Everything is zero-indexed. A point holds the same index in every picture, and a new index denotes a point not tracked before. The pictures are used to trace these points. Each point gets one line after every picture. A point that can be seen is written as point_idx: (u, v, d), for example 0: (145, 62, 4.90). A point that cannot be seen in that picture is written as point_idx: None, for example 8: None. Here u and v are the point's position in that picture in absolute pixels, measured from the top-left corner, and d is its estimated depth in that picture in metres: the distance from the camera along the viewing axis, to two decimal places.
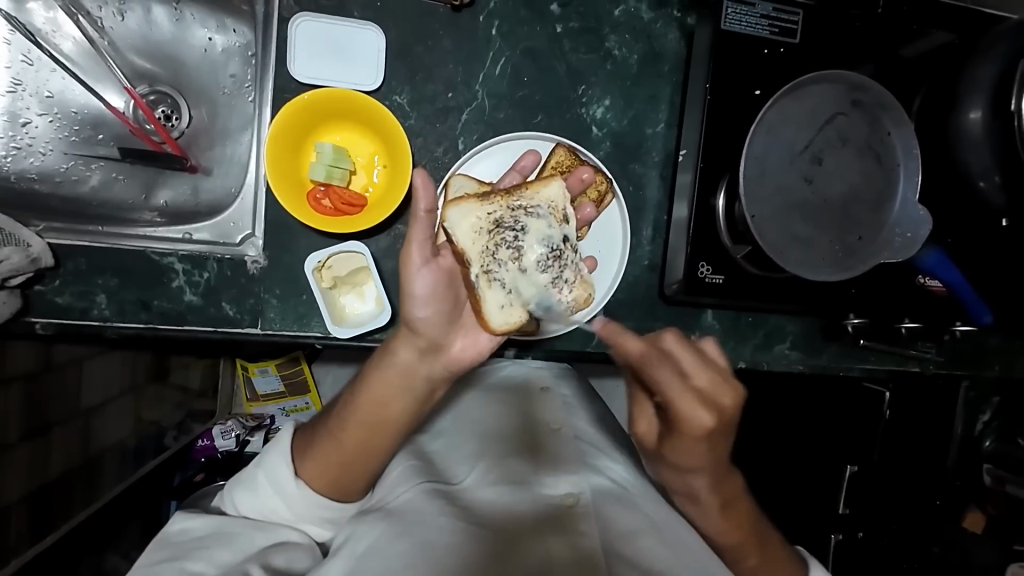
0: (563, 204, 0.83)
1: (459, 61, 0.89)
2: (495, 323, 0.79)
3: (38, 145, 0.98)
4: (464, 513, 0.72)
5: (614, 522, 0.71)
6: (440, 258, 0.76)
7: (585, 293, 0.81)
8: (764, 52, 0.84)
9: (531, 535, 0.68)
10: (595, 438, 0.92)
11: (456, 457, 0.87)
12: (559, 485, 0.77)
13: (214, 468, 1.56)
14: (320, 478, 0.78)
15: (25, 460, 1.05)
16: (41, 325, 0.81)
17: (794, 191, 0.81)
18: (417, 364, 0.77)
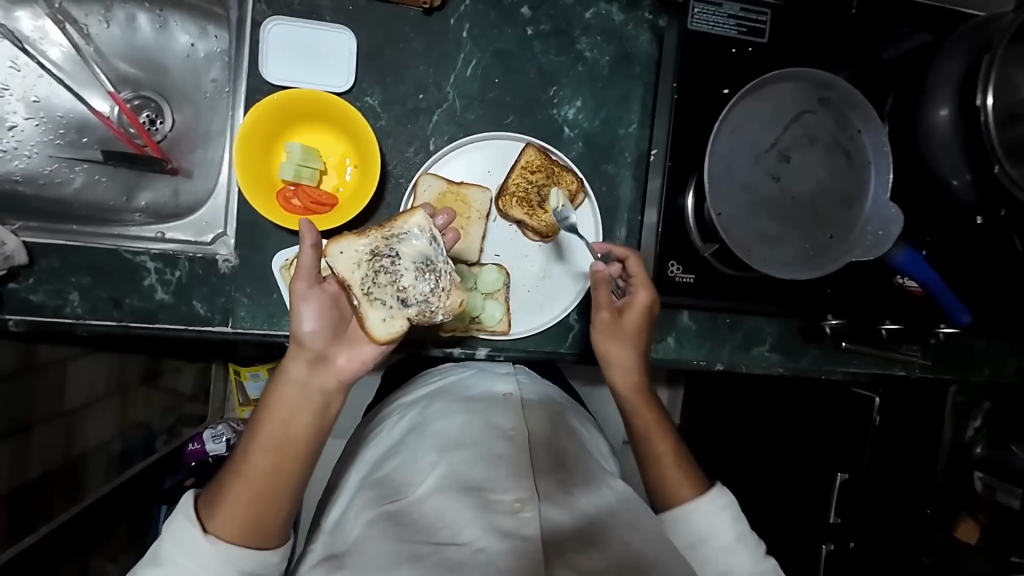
0: (430, 229, 0.79)
1: (430, 63, 0.90)
2: (379, 333, 0.74)
3: (24, 147, 1.01)
4: (419, 532, 0.64)
5: (559, 521, 0.63)
6: (326, 285, 0.74)
7: (462, 299, 0.77)
8: (732, 51, 0.84)
9: (483, 541, 0.60)
10: (552, 430, 0.80)
11: (411, 461, 0.75)
12: (501, 482, 0.67)
13: (202, 473, 1.57)
14: (235, 528, 0.68)
15: (6, 459, 1.06)
16: (13, 322, 0.81)
17: (763, 189, 0.79)
18: (304, 378, 0.72)
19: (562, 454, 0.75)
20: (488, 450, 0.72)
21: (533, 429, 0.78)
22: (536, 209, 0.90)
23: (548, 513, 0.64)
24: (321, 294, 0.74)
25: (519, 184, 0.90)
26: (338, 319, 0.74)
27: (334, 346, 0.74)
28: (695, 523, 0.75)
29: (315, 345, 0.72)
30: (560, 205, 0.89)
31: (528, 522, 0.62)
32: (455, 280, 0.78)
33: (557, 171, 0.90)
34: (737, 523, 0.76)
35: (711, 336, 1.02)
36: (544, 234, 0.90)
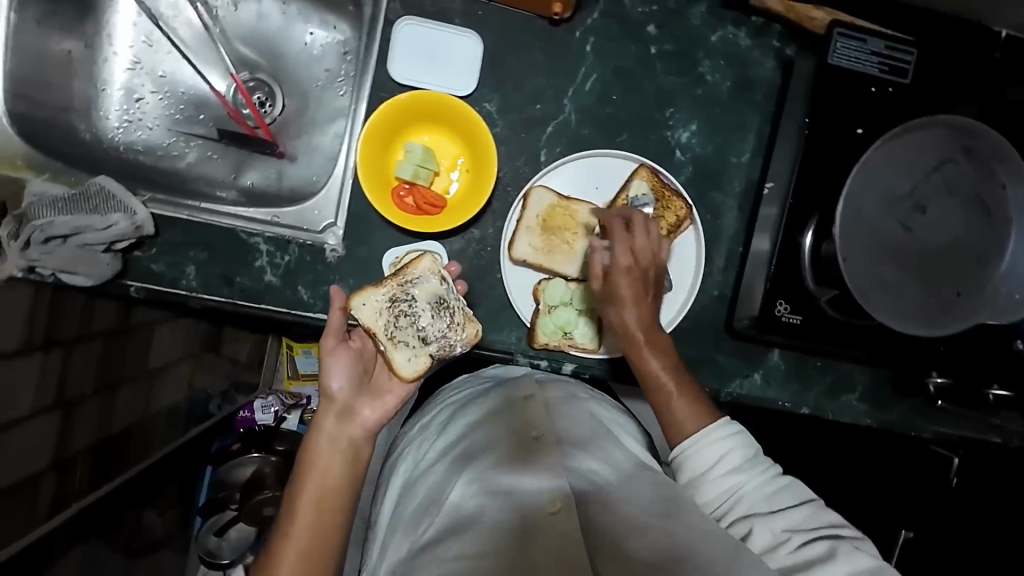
0: (440, 271, 0.83)
1: (551, 74, 0.89)
2: (405, 372, 0.80)
3: (147, 120, 1.04)
4: (451, 544, 0.60)
5: (595, 519, 0.59)
6: (349, 342, 0.81)
7: (476, 329, 0.82)
8: (871, 90, 0.81)
9: (521, 550, 0.57)
10: (579, 425, 0.76)
11: (434, 475, 0.73)
12: (532, 483, 0.63)
13: (251, 441, 1.64)
14: None
15: (95, 413, 1.12)
16: (134, 288, 0.86)
17: (894, 238, 0.76)
18: (334, 432, 0.78)
19: (597, 453, 0.70)
20: (515, 457, 0.68)
21: (560, 425, 0.74)
22: None
23: (584, 513, 0.60)
24: (349, 349, 0.80)
25: (628, 204, 0.88)
26: (361, 373, 0.81)
27: (356, 398, 0.80)
28: (705, 459, 0.71)
29: (342, 398, 0.79)
30: (640, 193, 0.88)
31: (565, 521, 0.58)
32: (467, 312, 0.84)
33: (667, 195, 0.89)
34: (752, 457, 0.71)
35: (798, 378, 0.99)
36: None
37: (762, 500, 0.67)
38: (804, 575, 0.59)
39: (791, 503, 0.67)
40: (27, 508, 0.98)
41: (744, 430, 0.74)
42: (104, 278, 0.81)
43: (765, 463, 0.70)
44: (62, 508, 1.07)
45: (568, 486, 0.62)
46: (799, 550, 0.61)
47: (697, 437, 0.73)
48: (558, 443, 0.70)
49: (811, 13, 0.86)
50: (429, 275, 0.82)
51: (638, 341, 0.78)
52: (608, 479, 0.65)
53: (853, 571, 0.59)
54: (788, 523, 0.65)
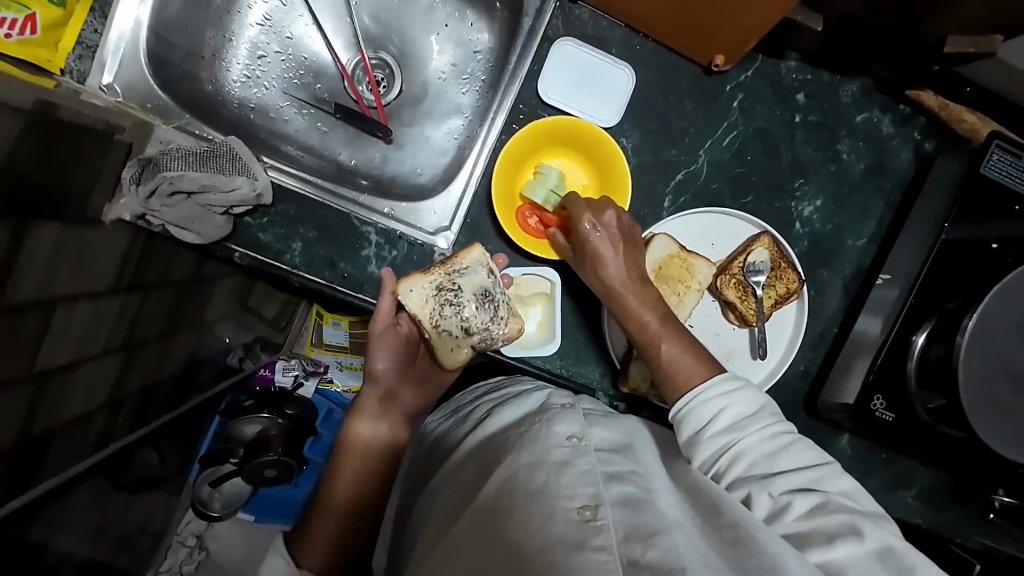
0: (490, 263, 0.81)
1: (694, 123, 0.89)
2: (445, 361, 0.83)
3: (265, 79, 1.03)
4: (489, 536, 0.55)
5: (633, 521, 0.53)
6: (398, 327, 0.83)
7: (519, 325, 0.81)
8: (1014, 207, 0.81)
9: (556, 553, 0.50)
10: (620, 437, 0.69)
11: (470, 466, 0.68)
12: (566, 484, 0.57)
13: (263, 401, 1.48)
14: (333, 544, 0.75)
15: (153, 357, 1.09)
16: (239, 255, 0.84)
17: (1014, 361, 0.75)
18: (378, 412, 0.85)
19: (631, 463, 0.63)
20: (547, 456, 0.62)
21: (599, 434, 0.68)
22: (750, 296, 0.88)
23: (621, 516, 0.54)
24: (395, 335, 0.82)
25: (743, 268, 0.87)
26: (407, 358, 0.85)
27: (399, 385, 0.86)
28: (707, 413, 0.67)
29: (387, 382, 0.85)
30: (758, 260, 0.87)
31: (605, 527, 0.52)
32: (512, 307, 0.82)
33: (782, 266, 0.88)
34: (754, 416, 0.66)
35: (862, 467, 0.98)
36: (746, 322, 0.89)
37: (773, 457, 0.63)
38: (815, 545, 0.55)
39: (804, 461, 0.63)
40: (77, 442, 0.96)
41: (746, 385, 0.69)
42: (214, 238, 0.80)
43: (771, 418, 0.66)
44: (103, 446, 1.04)
45: (605, 494, 0.56)
46: (807, 517, 0.57)
47: (699, 391, 0.69)
48: (595, 448, 0.64)
49: (965, 118, 0.85)
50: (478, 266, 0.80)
51: (614, 285, 0.78)
52: (647, 488, 0.59)
53: (875, 550, 0.53)
54: (790, 484, 0.61)
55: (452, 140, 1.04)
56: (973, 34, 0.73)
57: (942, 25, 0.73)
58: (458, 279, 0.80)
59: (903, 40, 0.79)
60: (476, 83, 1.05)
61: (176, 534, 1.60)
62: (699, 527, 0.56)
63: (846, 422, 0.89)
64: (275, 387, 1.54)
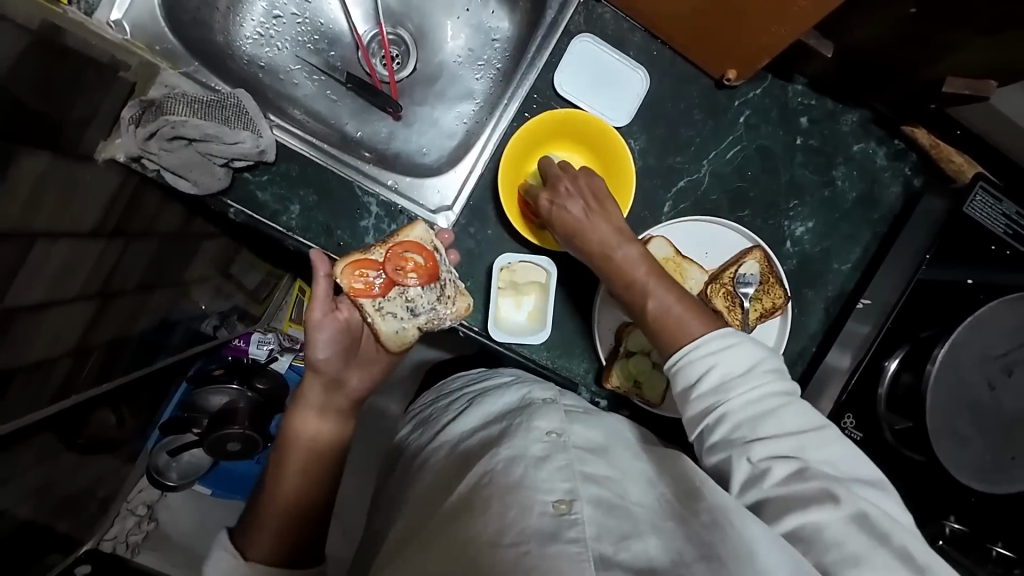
0: (432, 241, 0.82)
1: (701, 133, 0.91)
2: (391, 342, 0.81)
3: (278, 39, 1.02)
4: (469, 524, 0.55)
5: (606, 521, 0.54)
6: (337, 313, 0.78)
7: (465, 302, 0.82)
8: (991, 247, 0.85)
9: (531, 544, 0.51)
10: (602, 429, 0.69)
11: (457, 454, 0.69)
12: (542, 480, 0.58)
13: (234, 372, 1.44)
14: (275, 531, 0.70)
15: (127, 309, 1.05)
16: (234, 210, 0.82)
17: (974, 392, 0.80)
18: (322, 403, 0.78)
19: (612, 459, 0.64)
20: (526, 452, 0.62)
21: (580, 429, 0.67)
22: (737, 306, 0.89)
23: (596, 514, 0.54)
24: (336, 320, 0.78)
25: (733, 278, 0.90)
26: (349, 339, 0.79)
27: (342, 372, 0.79)
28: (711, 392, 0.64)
29: (329, 371, 0.78)
30: (748, 273, 0.90)
31: (580, 522, 0.53)
32: (457, 286, 0.83)
33: (771, 281, 0.90)
34: (748, 372, 0.63)
35: None
36: None
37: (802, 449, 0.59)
38: (791, 510, 0.55)
39: (795, 427, 0.60)
40: (36, 388, 0.92)
41: (744, 342, 0.65)
42: (211, 190, 0.78)
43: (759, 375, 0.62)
44: (63, 396, 1.00)
45: (581, 489, 0.57)
46: (784, 484, 0.57)
47: (695, 346, 0.66)
48: (573, 442, 0.65)
49: (953, 159, 0.89)
50: (419, 243, 0.80)
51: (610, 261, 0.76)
52: (624, 490, 0.59)
53: (848, 512, 0.52)
54: (773, 450, 0.59)
55: (461, 124, 1.04)
56: (967, 78, 0.77)
57: (939, 67, 0.77)
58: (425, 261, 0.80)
59: (903, 77, 0.83)
60: (490, 70, 1.05)
61: (125, 501, 1.47)
62: (662, 525, 0.55)
63: None
64: (248, 359, 1.49)
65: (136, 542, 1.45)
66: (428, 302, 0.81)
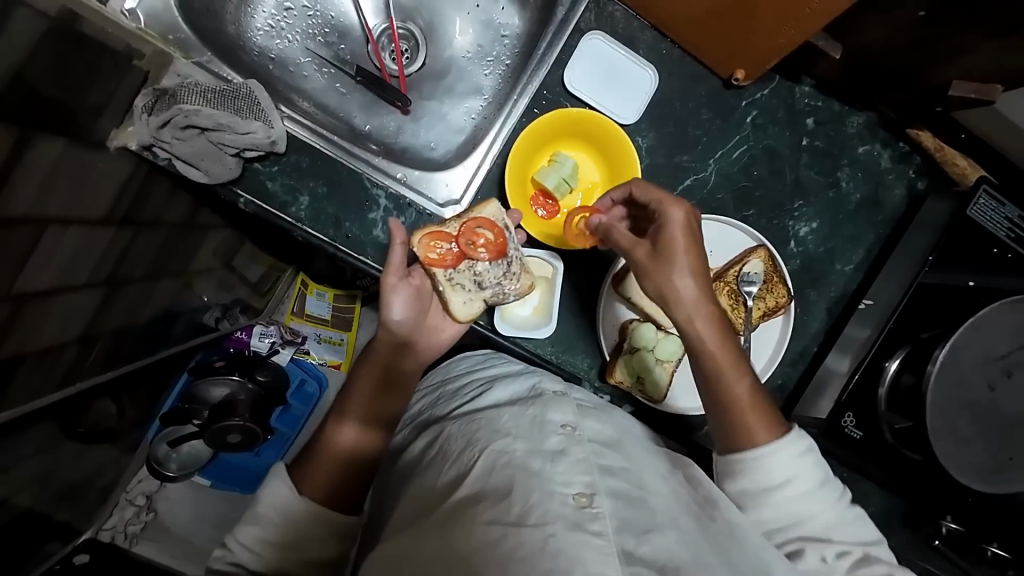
0: (502, 219, 0.84)
1: (708, 132, 0.92)
2: (462, 314, 0.82)
3: (289, 31, 1.02)
4: (490, 508, 0.57)
5: (627, 515, 0.58)
6: (410, 279, 0.77)
7: (530, 280, 0.85)
8: (994, 250, 0.86)
9: (556, 528, 0.54)
10: (610, 424, 0.73)
11: (465, 429, 0.70)
12: (562, 473, 0.61)
13: (235, 364, 1.44)
14: (329, 483, 0.69)
15: (133, 297, 1.06)
16: (243, 201, 0.83)
17: (974, 393, 0.81)
18: (390, 363, 0.76)
19: (622, 453, 0.68)
20: (543, 444, 0.65)
21: (591, 423, 0.71)
22: (740, 305, 0.91)
23: (615, 507, 0.58)
24: (410, 287, 0.77)
25: (737, 277, 0.91)
26: (421, 308, 0.79)
27: (412, 335, 0.78)
28: (784, 465, 0.69)
29: (402, 333, 0.77)
30: (752, 271, 0.91)
31: (602, 515, 0.56)
32: (523, 263, 0.86)
33: (774, 280, 0.91)
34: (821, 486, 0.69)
35: None
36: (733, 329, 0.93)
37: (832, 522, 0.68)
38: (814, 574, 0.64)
39: (852, 539, 0.68)
40: (44, 373, 0.93)
41: (812, 453, 0.71)
42: (221, 179, 0.79)
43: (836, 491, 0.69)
44: (69, 383, 1.00)
45: (599, 484, 0.60)
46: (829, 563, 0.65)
47: (768, 446, 0.69)
48: (589, 437, 0.67)
49: (958, 161, 0.90)
50: (492, 219, 0.82)
51: (688, 310, 0.70)
52: (639, 484, 0.63)
53: None
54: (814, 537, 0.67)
55: (469, 119, 1.05)
56: (977, 82, 0.78)
57: (947, 71, 0.78)
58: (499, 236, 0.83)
59: (910, 80, 0.84)
60: (500, 66, 1.06)
61: (124, 491, 1.48)
62: (680, 525, 0.60)
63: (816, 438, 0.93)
64: (249, 352, 1.48)
65: (134, 532, 1.47)
66: (495, 276, 0.83)
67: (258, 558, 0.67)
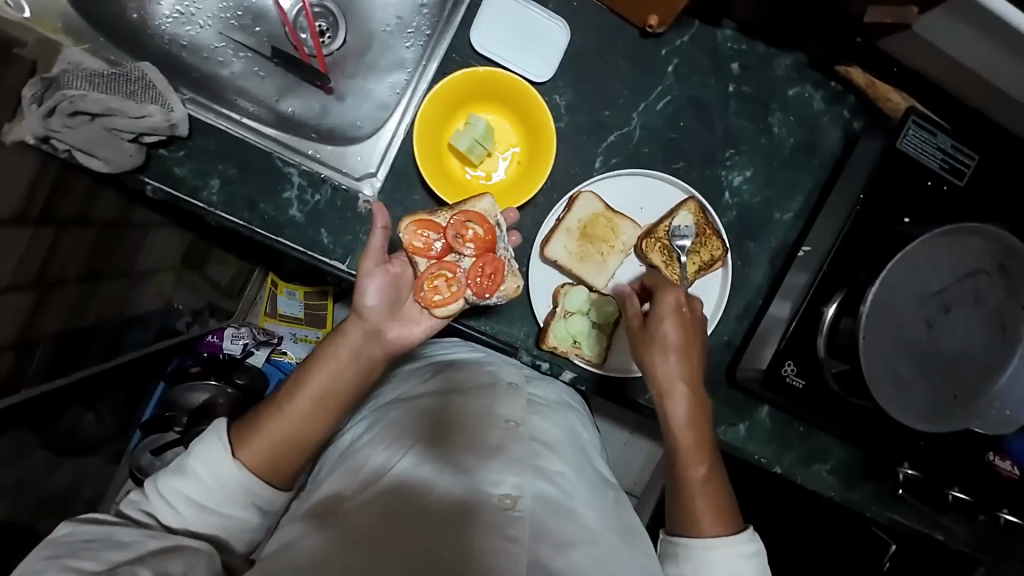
0: (495, 217, 0.80)
1: (628, 85, 0.89)
2: (437, 306, 0.75)
3: (200, 16, 1.00)
4: (406, 502, 0.55)
5: (551, 520, 0.56)
6: (390, 266, 0.74)
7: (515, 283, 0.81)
8: (927, 183, 0.83)
9: (472, 527, 0.53)
10: (548, 420, 0.72)
11: (396, 425, 0.68)
12: (496, 475, 0.59)
13: (212, 368, 1.43)
14: (265, 455, 0.65)
15: (73, 299, 1.01)
16: (151, 188, 0.81)
17: (911, 331, 0.78)
18: (358, 348, 0.69)
19: (562, 453, 0.67)
20: (481, 442, 0.63)
21: (536, 425, 0.70)
22: (673, 261, 0.88)
23: (539, 509, 0.57)
24: (383, 275, 0.72)
25: (668, 232, 0.88)
26: (394, 299, 0.73)
27: (386, 322, 0.72)
28: (727, 562, 0.65)
29: (372, 318, 0.71)
30: (682, 225, 0.88)
31: (522, 520, 0.55)
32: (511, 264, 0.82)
33: (707, 233, 0.89)
34: None
35: (779, 439, 0.98)
36: (670, 286, 0.89)
37: None
38: None
39: None
40: None
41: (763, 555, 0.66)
42: (123, 167, 0.77)
43: None
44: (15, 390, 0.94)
45: (533, 488, 0.59)
46: None
47: (711, 539, 0.66)
48: (528, 437, 0.66)
49: (890, 96, 0.86)
50: (483, 215, 0.79)
51: (668, 389, 0.70)
52: (570, 490, 0.61)
53: None
54: None
55: (394, 95, 1.02)
56: (891, 6, 0.72)
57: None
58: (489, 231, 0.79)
59: (830, 12, 0.80)
60: (421, 38, 1.03)
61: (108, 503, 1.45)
62: (603, 536, 0.59)
63: (757, 391, 0.91)
64: (224, 355, 1.46)
65: None
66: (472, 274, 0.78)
67: (179, 518, 0.62)
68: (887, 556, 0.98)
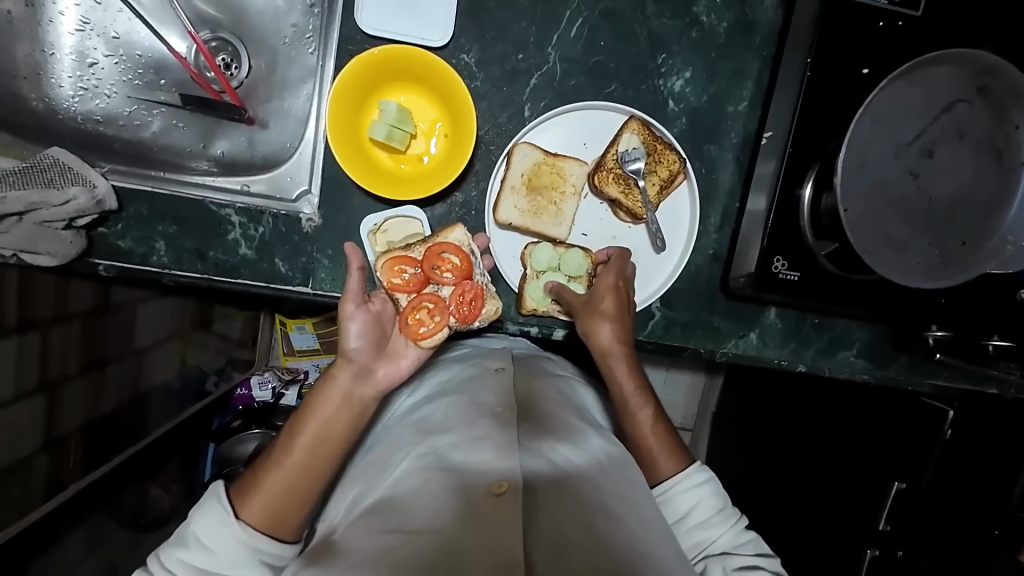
0: (469, 245, 0.79)
1: (534, 20, 0.84)
2: (423, 338, 0.74)
3: (104, 86, 0.99)
4: (393, 517, 0.54)
5: (546, 501, 0.52)
6: (371, 305, 0.73)
7: (497, 305, 0.79)
8: (878, 25, 0.75)
9: (459, 527, 0.50)
10: (543, 403, 0.69)
11: (396, 441, 0.66)
12: (483, 464, 0.55)
13: (250, 419, 1.40)
14: (270, 512, 0.65)
15: (82, 394, 1.02)
16: (103, 267, 0.82)
17: (895, 187, 0.72)
18: (350, 391, 0.69)
19: (559, 432, 0.63)
20: (470, 434, 0.60)
21: (533, 410, 0.67)
22: (633, 187, 0.84)
23: (534, 494, 0.52)
24: (367, 315, 0.71)
25: (618, 160, 0.84)
26: (379, 338, 0.72)
27: (373, 360, 0.71)
28: (687, 493, 0.72)
29: (360, 357, 0.70)
30: (630, 148, 0.84)
31: (516, 507, 0.50)
32: (490, 287, 0.80)
33: (659, 148, 0.83)
34: (722, 508, 0.72)
35: (796, 337, 0.93)
36: (637, 216, 0.84)
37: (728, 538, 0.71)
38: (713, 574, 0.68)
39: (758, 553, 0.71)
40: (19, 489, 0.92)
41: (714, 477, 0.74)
42: (69, 256, 0.78)
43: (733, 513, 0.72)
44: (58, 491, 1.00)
45: (523, 470, 0.54)
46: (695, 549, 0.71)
47: (673, 481, 0.73)
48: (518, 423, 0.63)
49: None
50: (458, 245, 0.78)
51: (606, 352, 0.77)
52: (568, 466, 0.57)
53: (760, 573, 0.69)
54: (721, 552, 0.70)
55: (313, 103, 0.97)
56: None
57: None
58: (463, 257, 0.78)
59: None
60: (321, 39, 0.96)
61: None
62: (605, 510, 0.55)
63: (755, 295, 0.86)
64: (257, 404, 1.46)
65: None
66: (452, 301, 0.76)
67: None
68: (948, 423, 0.83)
